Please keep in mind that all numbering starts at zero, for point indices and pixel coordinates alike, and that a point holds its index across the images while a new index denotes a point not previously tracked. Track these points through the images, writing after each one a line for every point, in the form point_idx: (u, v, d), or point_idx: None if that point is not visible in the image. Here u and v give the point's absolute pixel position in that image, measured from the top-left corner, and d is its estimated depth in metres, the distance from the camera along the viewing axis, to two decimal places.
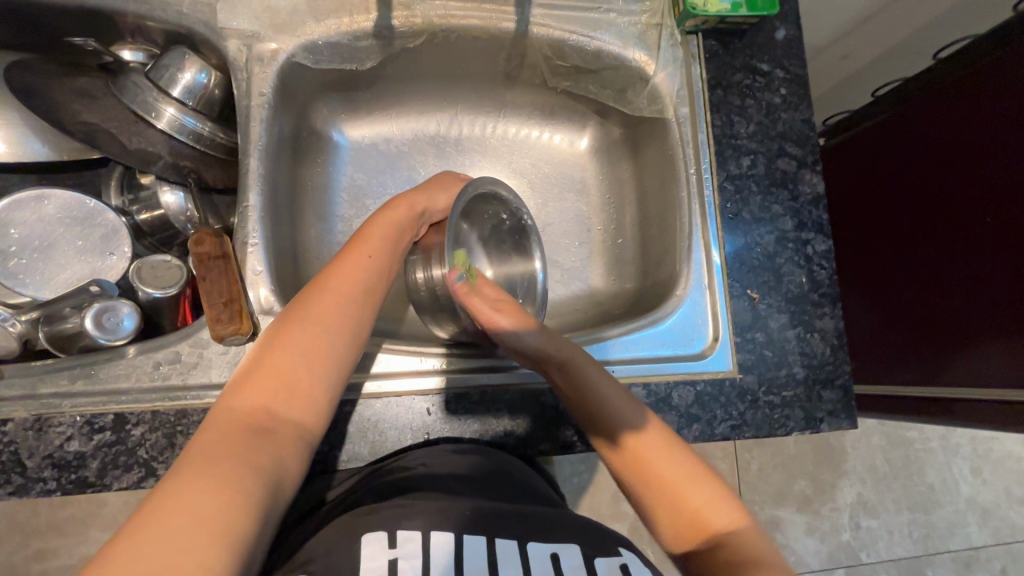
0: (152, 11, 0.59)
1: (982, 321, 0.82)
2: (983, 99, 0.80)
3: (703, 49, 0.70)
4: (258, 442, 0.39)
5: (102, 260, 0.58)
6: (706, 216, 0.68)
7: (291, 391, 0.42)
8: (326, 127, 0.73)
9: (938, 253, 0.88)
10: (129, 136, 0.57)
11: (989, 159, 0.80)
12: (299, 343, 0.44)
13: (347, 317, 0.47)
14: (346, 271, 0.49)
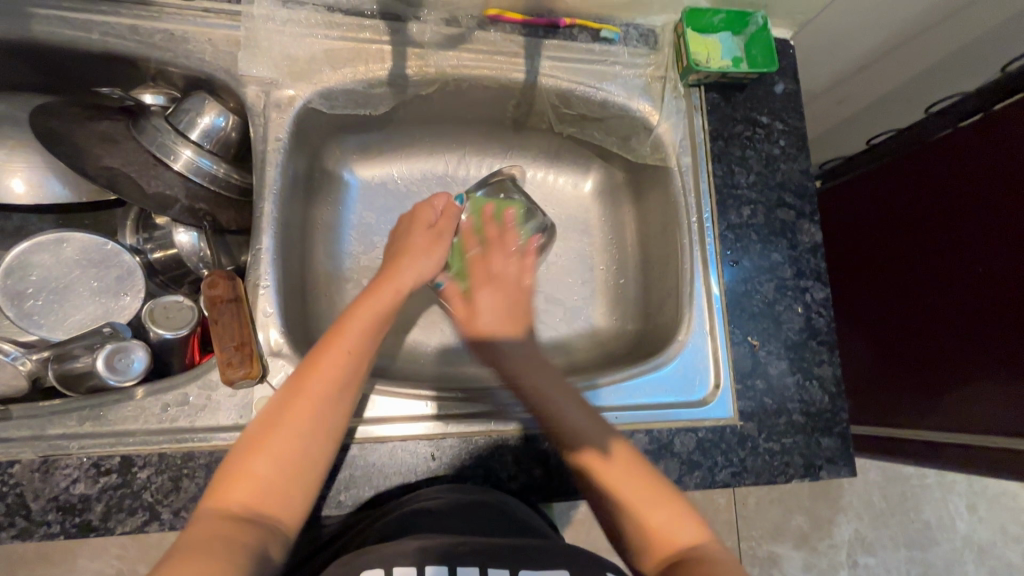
0: (174, 58, 0.61)
1: (980, 364, 0.82)
2: (978, 149, 0.82)
3: (705, 102, 0.73)
4: (236, 540, 0.40)
5: (116, 301, 0.59)
6: (707, 256, 0.70)
7: (270, 488, 0.44)
8: (337, 167, 0.75)
9: (933, 296, 0.89)
10: (148, 180, 0.58)
11: (990, 203, 0.81)
12: (281, 438, 0.46)
13: (325, 410, 0.48)
14: (324, 362, 0.50)
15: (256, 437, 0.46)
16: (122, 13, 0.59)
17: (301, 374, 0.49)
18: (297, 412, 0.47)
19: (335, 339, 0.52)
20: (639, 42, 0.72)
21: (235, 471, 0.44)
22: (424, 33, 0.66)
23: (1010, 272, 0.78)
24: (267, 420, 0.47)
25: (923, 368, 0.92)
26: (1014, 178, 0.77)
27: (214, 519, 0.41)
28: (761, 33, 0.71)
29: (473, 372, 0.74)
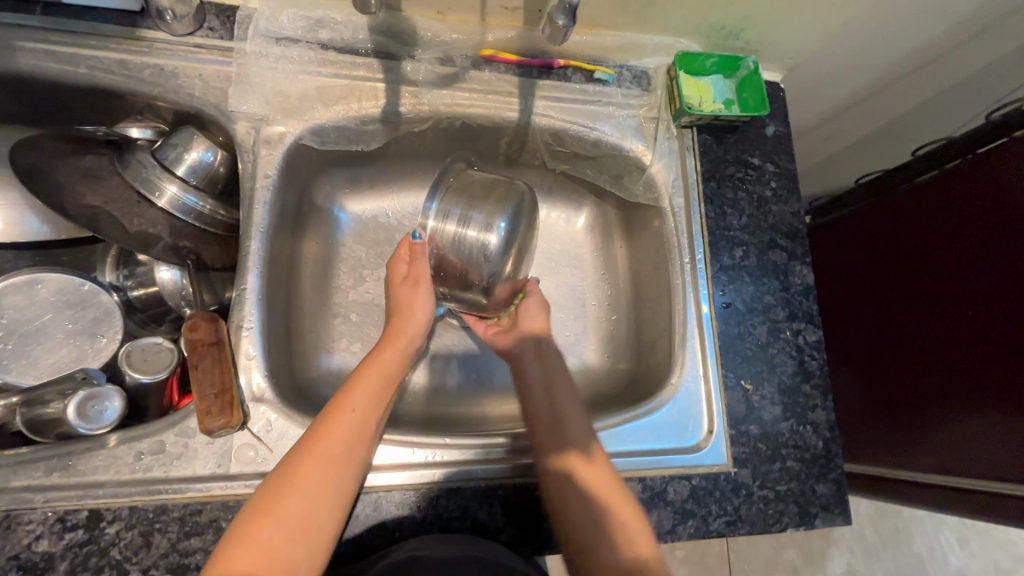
0: (164, 93, 0.59)
1: (965, 396, 0.82)
2: (958, 187, 0.84)
3: (698, 143, 0.73)
4: None
5: (92, 343, 0.57)
6: (697, 277, 0.70)
7: (279, 559, 0.43)
8: (328, 202, 0.74)
9: (919, 332, 0.90)
10: (130, 218, 0.57)
11: (969, 239, 0.82)
12: (290, 509, 0.45)
13: (334, 472, 0.48)
14: (335, 422, 0.50)
15: (260, 510, 0.45)
16: (111, 48, 0.58)
17: (307, 440, 0.49)
18: (307, 480, 0.46)
19: (342, 403, 0.51)
20: (632, 83, 0.73)
21: (241, 536, 0.43)
22: (419, 71, 0.66)
23: (999, 311, 0.78)
24: (272, 491, 0.46)
25: (915, 405, 0.91)
26: (1003, 218, 0.78)
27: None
28: (751, 77, 0.72)
29: (462, 412, 0.73)
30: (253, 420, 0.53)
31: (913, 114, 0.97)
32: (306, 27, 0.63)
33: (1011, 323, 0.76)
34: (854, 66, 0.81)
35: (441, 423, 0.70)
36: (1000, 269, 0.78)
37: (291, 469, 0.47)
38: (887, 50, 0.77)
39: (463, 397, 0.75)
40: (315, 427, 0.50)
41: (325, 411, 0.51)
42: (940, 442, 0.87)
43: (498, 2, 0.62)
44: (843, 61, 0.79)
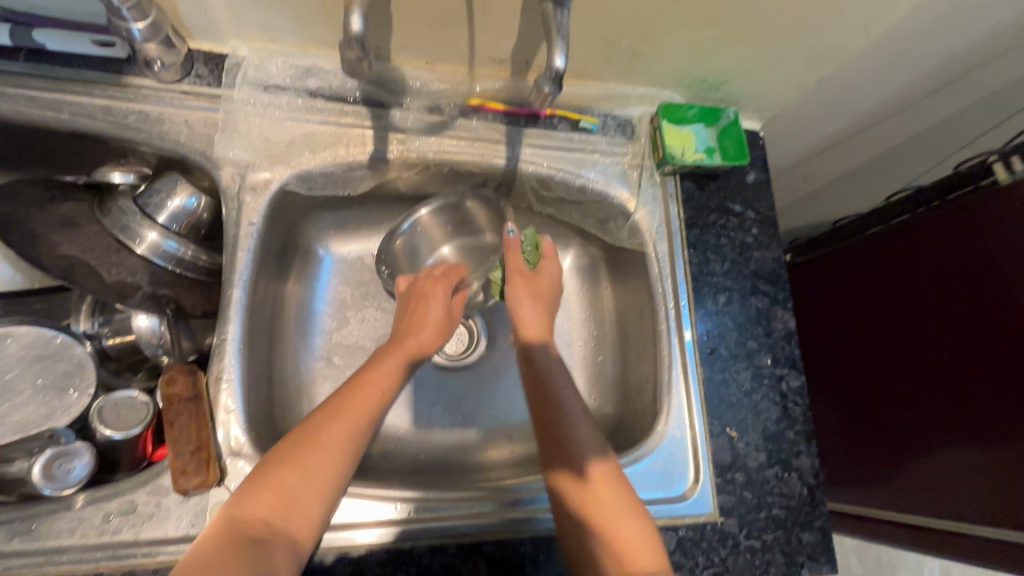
0: (148, 139, 0.59)
1: (938, 433, 0.85)
2: (921, 233, 0.88)
3: (681, 191, 0.75)
4: (254, 553, 0.42)
5: (62, 398, 0.55)
6: (680, 310, 0.71)
7: (292, 508, 0.46)
8: (313, 243, 0.73)
9: (892, 368, 0.93)
10: (108, 268, 0.56)
11: (932, 281, 0.86)
12: (313, 465, 0.48)
13: (352, 439, 0.51)
14: (358, 395, 0.53)
15: (286, 456, 0.48)
16: (95, 94, 0.58)
17: (336, 405, 0.52)
18: (329, 445, 0.49)
19: (363, 382, 0.55)
20: (616, 132, 0.75)
21: (262, 480, 0.47)
22: (407, 119, 0.67)
23: (972, 353, 0.80)
24: (298, 440, 0.49)
25: (895, 440, 0.92)
26: (961, 265, 0.81)
27: (231, 532, 0.43)
28: (732, 127, 0.74)
29: (446, 458, 0.72)
30: (231, 476, 0.51)
31: (887, 159, 1.00)
32: (295, 75, 0.63)
33: (986, 366, 0.78)
34: (829, 116, 0.84)
35: (426, 473, 0.69)
36: (964, 312, 0.81)
37: (318, 425, 0.50)
38: (859, 103, 0.81)
39: (447, 442, 0.73)
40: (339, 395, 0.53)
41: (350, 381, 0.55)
42: (918, 475, 0.88)
43: (486, 54, 0.63)
44: (818, 112, 0.82)
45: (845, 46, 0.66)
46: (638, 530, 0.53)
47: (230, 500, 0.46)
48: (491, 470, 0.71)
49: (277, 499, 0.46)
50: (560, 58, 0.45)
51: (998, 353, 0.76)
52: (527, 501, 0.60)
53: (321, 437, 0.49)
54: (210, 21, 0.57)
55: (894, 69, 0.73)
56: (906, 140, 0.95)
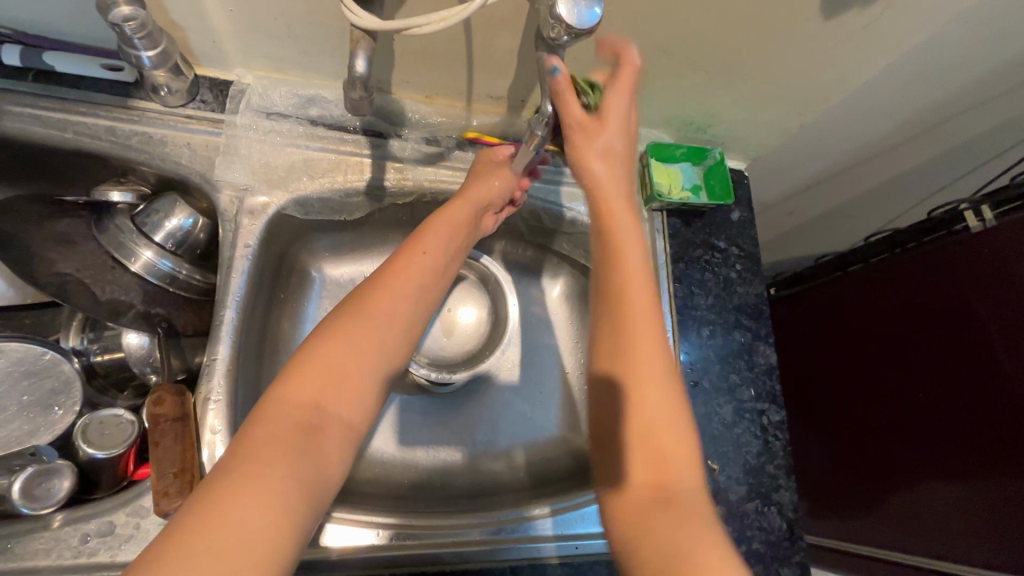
0: (149, 159, 0.60)
1: (916, 469, 0.87)
2: (893, 276, 0.92)
3: (668, 226, 0.77)
4: (311, 433, 0.43)
5: (46, 416, 0.55)
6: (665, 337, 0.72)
7: (342, 386, 0.47)
8: (306, 265, 0.74)
9: (870, 404, 0.95)
10: (102, 286, 0.57)
11: (905, 319, 0.89)
12: (349, 357, 0.48)
13: (386, 323, 0.52)
14: (393, 282, 0.55)
15: (320, 351, 0.47)
16: (101, 115, 0.59)
17: (359, 304, 0.52)
18: (361, 343, 0.49)
19: (392, 283, 0.54)
20: None
21: (312, 358, 0.47)
22: (405, 149, 0.68)
23: (942, 390, 0.83)
24: (328, 332, 0.49)
25: (877, 473, 0.94)
26: (929, 305, 0.85)
27: (286, 416, 0.43)
28: (716, 167, 0.77)
29: (430, 484, 0.72)
30: None
31: (867, 200, 1.04)
32: (298, 104, 0.65)
33: (965, 403, 0.79)
34: (809, 160, 0.87)
35: (409, 499, 0.69)
36: (936, 350, 0.84)
37: (345, 322, 0.50)
38: (837, 149, 0.84)
39: (433, 466, 0.73)
40: (375, 284, 0.54)
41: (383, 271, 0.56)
42: (899, 506, 0.91)
43: (483, 91, 0.66)
44: (799, 156, 0.86)
45: (821, 98, 0.70)
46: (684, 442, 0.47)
47: (275, 385, 0.45)
48: (474, 497, 0.71)
49: (325, 384, 0.46)
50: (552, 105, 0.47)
51: (974, 394, 0.78)
52: (509, 531, 0.60)
53: (352, 332, 0.49)
54: (218, 50, 0.59)
55: (868, 120, 0.77)
56: (885, 183, 0.98)
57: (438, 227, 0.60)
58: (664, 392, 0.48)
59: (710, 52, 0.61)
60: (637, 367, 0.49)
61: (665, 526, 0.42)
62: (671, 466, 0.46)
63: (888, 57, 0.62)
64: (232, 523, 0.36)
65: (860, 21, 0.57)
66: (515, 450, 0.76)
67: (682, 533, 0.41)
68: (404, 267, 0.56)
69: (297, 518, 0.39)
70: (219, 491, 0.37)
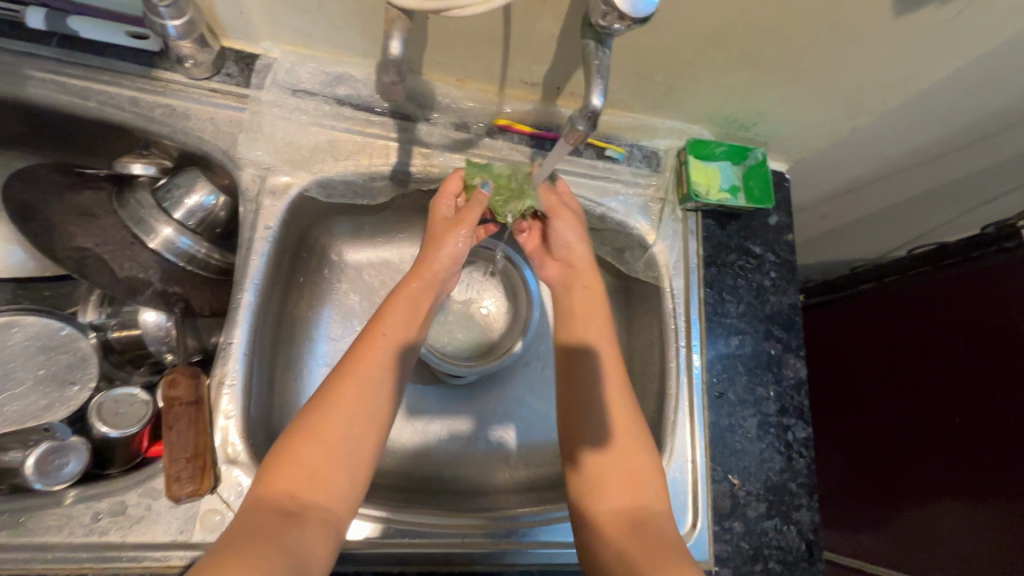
0: (172, 133, 0.58)
1: (935, 491, 0.83)
2: (932, 290, 0.87)
3: (702, 227, 0.73)
4: (286, 522, 0.42)
5: (63, 391, 0.55)
6: (691, 342, 0.70)
7: (316, 477, 0.46)
8: (327, 248, 0.72)
9: (895, 418, 0.91)
10: (121, 262, 0.56)
11: (939, 331, 0.85)
12: (317, 445, 0.47)
13: (365, 398, 0.50)
14: (366, 353, 0.52)
15: (287, 448, 0.46)
16: (125, 84, 0.57)
17: (324, 392, 0.50)
18: (327, 429, 0.47)
19: (363, 356, 0.52)
20: (642, 162, 0.73)
21: (286, 454, 0.46)
22: (433, 134, 0.66)
23: (972, 407, 0.79)
24: (298, 427, 0.48)
25: (893, 487, 0.91)
26: (966, 318, 0.81)
27: (259, 513, 0.42)
28: (758, 167, 0.72)
29: (440, 478, 0.71)
30: (226, 485, 0.51)
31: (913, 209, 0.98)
32: (325, 82, 0.63)
33: (995, 420, 0.76)
34: (857, 166, 0.83)
35: (418, 491, 0.68)
36: (969, 367, 0.80)
37: (312, 413, 0.48)
38: (889, 155, 0.79)
39: (444, 460, 0.72)
40: (348, 359, 0.52)
41: (356, 343, 0.54)
42: (912, 522, 0.88)
43: (518, 76, 0.62)
44: (847, 161, 0.81)
45: (880, 99, 0.65)
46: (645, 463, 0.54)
47: (251, 487, 0.45)
48: (483, 493, 0.70)
49: (296, 475, 0.45)
50: (598, 98, 0.45)
51: (999, 421, 0.75)
52: (520, 534, 0.59)
53: (319, 418, 0.48)
54: (245, 21, 0.56)
55: (927, 127, 0.72)
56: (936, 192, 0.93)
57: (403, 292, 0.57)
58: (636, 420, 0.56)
59: (764, 46, 0.57)
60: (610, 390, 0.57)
61: (640, 544, 0.48)
62: (642, 484, 0.52)
63: (960, 60, 0.58)
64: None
65: (936, 18, 0.52)
66: (527, 448, 0.74)
67: (657, 558, 0.46)
68: (367, 347, 0.53)
69: None
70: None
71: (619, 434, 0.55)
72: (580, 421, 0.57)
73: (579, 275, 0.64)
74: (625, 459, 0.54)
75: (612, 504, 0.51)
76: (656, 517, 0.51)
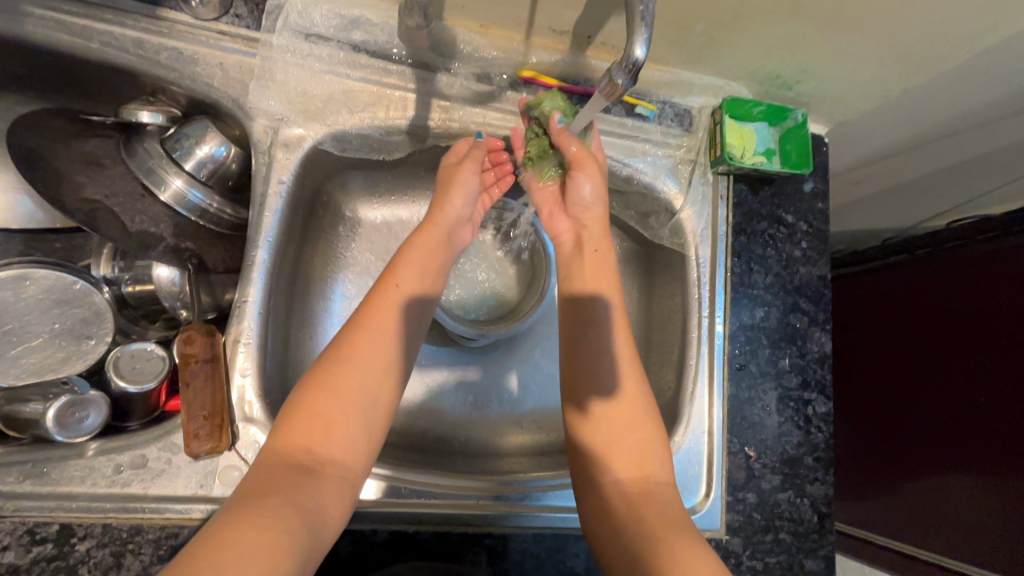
0: (180, 79, 0.55)
1: (948, 462, 0.83)
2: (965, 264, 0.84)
3: (733, 192, 0.70)
4: (299, 478, 0.41)
5: (79, 345, 0.55)
6: (715, 311, 0.67)
7: (329, 433, 0.45)
8: (342, 204, 0.70)
9: (915, 390, 0.90)
10: (132, 215, 0.55)
11: (973, 303, 0.82)
12: (335, 400, 0.46)
13: (380, 352, 0.49)
14: (380, 308, 0.51)
15: (302, 403, 0.46)
16: (128, 24, 0.54)
17: (338, 348, 0.49)
18: (343, 384, 0.46)
19: (377, 311, 0.51)
20: (673, 121, 0.69)
21: (298, 411, 0.45)
22: (453, 86, 0.62)
23: (998, 381, 0.77)
24: (311, 383, 0.47)
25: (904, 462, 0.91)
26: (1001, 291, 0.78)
27: (273, 468, 0.42)
28: (798, 130, 0.68)
29: (453, 440, 0.71)
30: (242, 443, 0.51)
31: None
32: (339, 26, 0.58)
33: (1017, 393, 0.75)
34: (903, 130, 0.77)
35: (434, 453, 0.68)
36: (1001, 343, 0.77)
37: (325, 368, 0.47)
38: (939, 120, 0.74)
39: (457, 421, 0.72)
40: (360, 313, 0.51)
41: (368, 299, 0.52)
42: (918, 494, 0.88)
43: (546, 23, 0.58)
44: (892, 125, 0.76)
45: (940, 56, 0.60)
46: (647, 433, 0.52)
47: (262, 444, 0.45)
48: (494, 455, 0.70)
49: (311, 430, 0.44)
50: (641, 49, 0.41)
51: (1007, 393, 0.76)
52: (535, 498, 0.59)
53: (332, 374, 0.47)
54: None
55: (988, 89, 0.66)
56: None
57: (425, 252, 0.56)
58: (638, 379, 0.55)
59: None
60: (619, 357, 0.55)
61: (649, 513, 0.47)
62: (649, 458, 0.51)
63: None
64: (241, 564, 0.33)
65: None
66: (541, 411, 0.74)
67: (665, 527, 0.45)
68: (380, 301, 0.52)
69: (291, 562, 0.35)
70: (212, 533, 0.35)
71: (631, 387, 0.54)
72: (587, 388, 0.55)
73: (591, 238, 0.61)
74: (632, 420, 0.53)
75: (618, 472, 0.50)
76: (663, 488, 0.50)
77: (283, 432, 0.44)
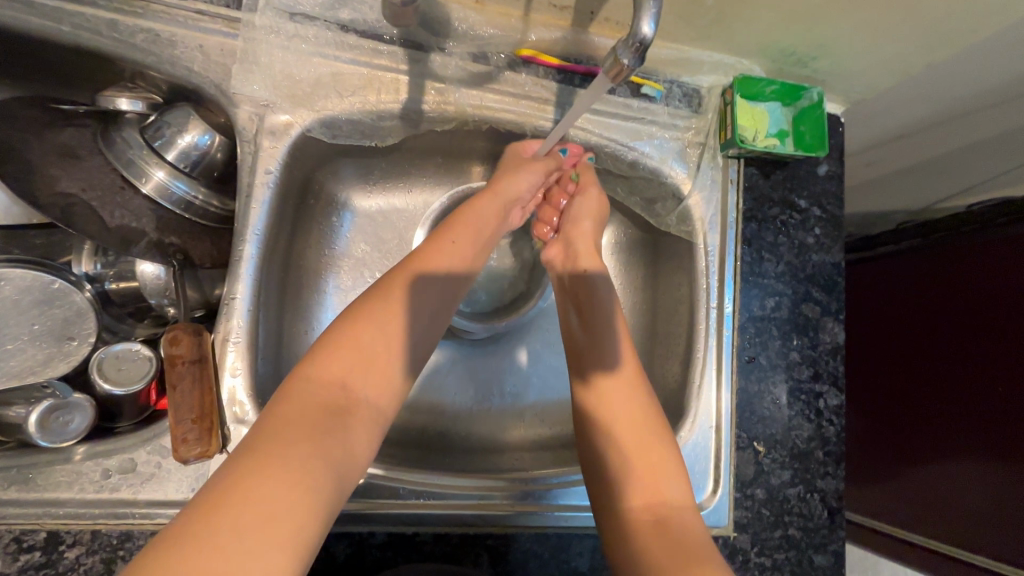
0: (158, 63, 0.52)
1: (958, 448, 0.81)
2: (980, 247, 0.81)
3: (743, 176, 0.66)
4: (336, 415, 0.42)
5: (60, 346, 0.53)
6: (724, 302, 0.65)
7: (370, 374, 0.45)
8: (335, 194, 0.67)
9: (925, 375, 0.88)
10: (111, 210, 0.53)
11: (987, 287, 0.79)
12: (379, 342, 0.46)
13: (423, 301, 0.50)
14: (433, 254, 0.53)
15: (346, 333, 0.46)
16: (100, 5, 0.51)
17: (388, 286, 0.50)
18: (389, 327, 0.47)
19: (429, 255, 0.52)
20: (681, 102, 0.65)
21: (339, 341, 0.45)
22: (448, 67, 0.58)
23: (1012, 366, 0.75)
24: (356, 317, 0.47)
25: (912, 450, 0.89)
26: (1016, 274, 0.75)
27: (309, 401, 0.42)
28: (812, 110, 0.65)
29: (454, 435, 0.69)
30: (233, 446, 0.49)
31: None
32: (325, 3, 0.55)
33: None
34: (924, 108, 0.73)
35: (434, 450, 0.67)
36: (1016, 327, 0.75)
37: (372, 304, 0.48)
38: (963, 97, 0.70)
39: (458, 416, 0.71)
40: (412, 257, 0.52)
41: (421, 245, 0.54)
42: (925, 482, 0.87)
43: None
44: (913, 103, 0.72)
45: (970, 28, 0.56)
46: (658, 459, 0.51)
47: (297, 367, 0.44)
48: (495, 451, 0.68)
49: (351, 365, 0.44)
50: (649, 25, 0.37)
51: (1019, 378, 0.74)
52: (537, 496, 0.58)
53: (378, 313, 0.47)
54: None
55: (1018, 64, 0.62)
56: None
57: (463, 237, 0.56)
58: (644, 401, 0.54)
59: None
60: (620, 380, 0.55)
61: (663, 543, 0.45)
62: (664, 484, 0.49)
63: None
64: (256, 529, 0.34)
65: None
66: (543, 406, 0.72)
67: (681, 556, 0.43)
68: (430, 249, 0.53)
69: (309, 527, 0.36)
70: (224, 497, 0.34)
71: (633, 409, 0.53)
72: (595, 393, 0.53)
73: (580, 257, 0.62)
74: (643, 444, 0.51)
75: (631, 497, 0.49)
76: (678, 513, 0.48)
77: (321, 363, 0.44)
